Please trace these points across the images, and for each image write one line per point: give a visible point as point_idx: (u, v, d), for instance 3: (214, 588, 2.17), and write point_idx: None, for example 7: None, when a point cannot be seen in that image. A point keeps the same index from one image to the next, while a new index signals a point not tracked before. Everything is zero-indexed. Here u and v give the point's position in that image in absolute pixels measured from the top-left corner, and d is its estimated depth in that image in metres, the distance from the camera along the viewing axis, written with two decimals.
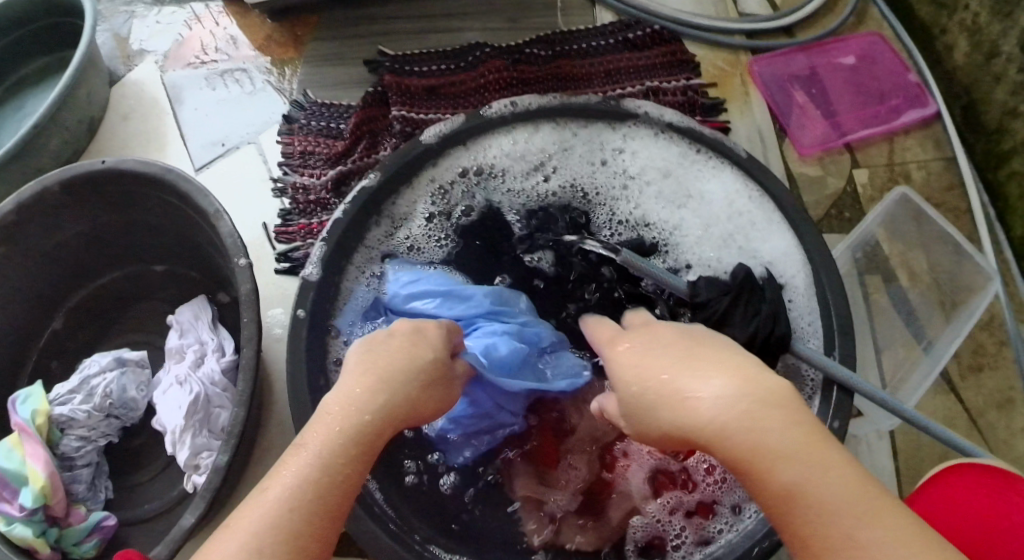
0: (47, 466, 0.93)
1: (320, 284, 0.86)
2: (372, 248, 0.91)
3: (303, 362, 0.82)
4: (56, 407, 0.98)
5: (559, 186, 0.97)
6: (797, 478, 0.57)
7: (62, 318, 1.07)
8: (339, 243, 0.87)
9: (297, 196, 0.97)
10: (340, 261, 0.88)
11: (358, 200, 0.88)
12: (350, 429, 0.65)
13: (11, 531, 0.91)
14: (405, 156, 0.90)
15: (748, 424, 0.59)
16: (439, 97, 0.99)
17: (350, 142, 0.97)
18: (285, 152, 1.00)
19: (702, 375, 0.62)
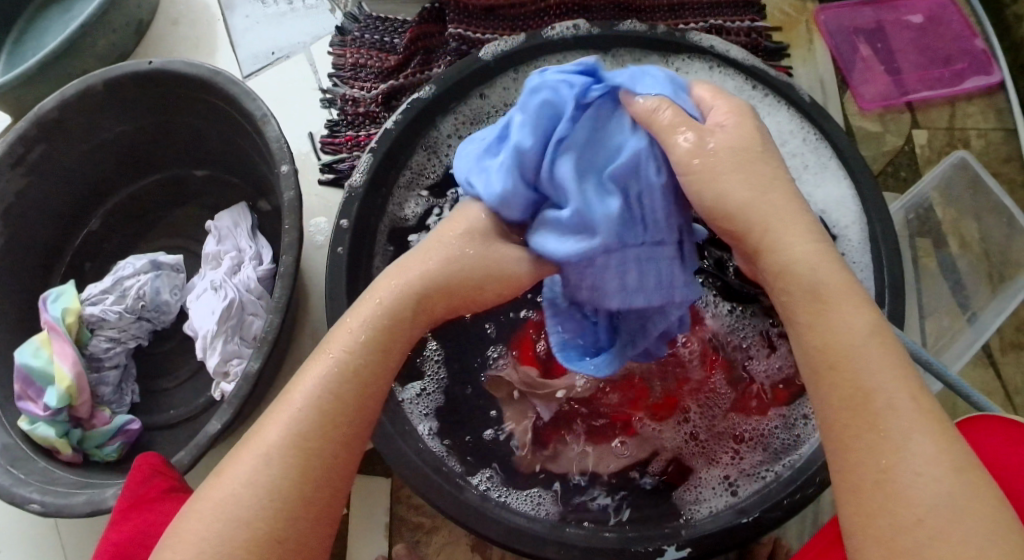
0: (74, 366, 0.94)
1: (364, 194, 0.82)
2: (412, 171, 0.87)
3: (344, 275, 0.79)
4: (87, 308, 0.97)
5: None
6: (864, 345, 0.56)
7: (99, 221, 1.07)
8: (387, 158, 0.84)
9: (346, 107, 0.98)
10: (387, 173, 0.84)
11: (411, 112, 0.84)
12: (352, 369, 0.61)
13: (36, 430, 0.93)
14: (460, 73, 0.86)
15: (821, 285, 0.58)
16: (498, 18, 0.98)
17: (403, 57, 0.99)
18: (336, 64, 1.02)
19: (774, 223, 0.61)
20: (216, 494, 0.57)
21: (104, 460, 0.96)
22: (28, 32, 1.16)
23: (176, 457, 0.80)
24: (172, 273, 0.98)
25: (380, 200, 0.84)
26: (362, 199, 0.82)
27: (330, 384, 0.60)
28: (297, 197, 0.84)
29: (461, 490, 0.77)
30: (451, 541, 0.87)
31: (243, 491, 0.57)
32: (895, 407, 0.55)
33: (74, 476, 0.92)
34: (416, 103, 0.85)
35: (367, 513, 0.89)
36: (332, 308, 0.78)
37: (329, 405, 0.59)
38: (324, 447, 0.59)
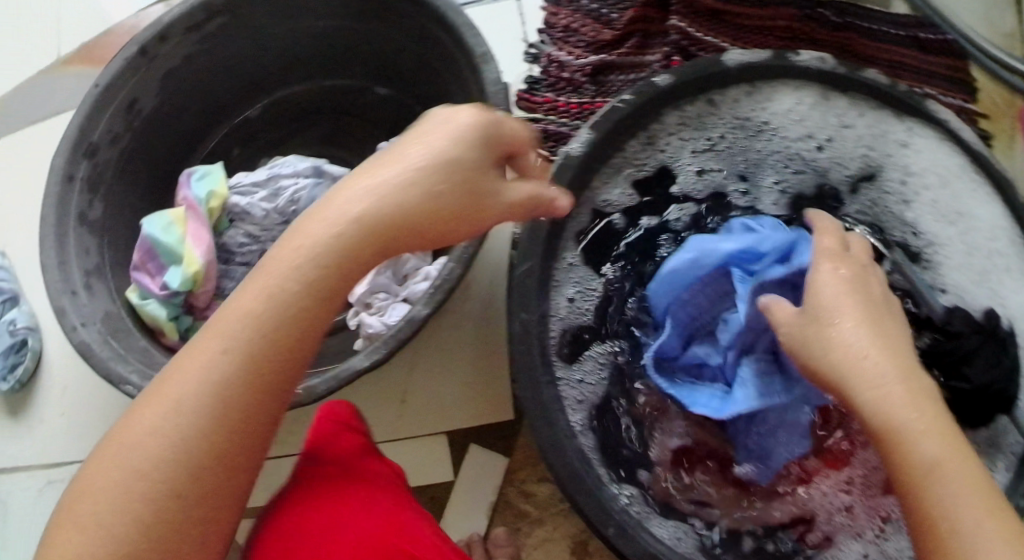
0: (207, 254, 0.89)
1: (578, 165, 0.79)
2: (627, 158, 0.83)
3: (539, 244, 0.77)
4: (233, 196, 0.91)
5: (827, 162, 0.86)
6: (944, 470, 0.55)
7: (259, 109, 1.04)
8: (605, 138, 0.80)
9: (550, 69, 0.97)
10: (605, 151, 0.81)
11: (643, 95, 0.81)
12: (235, 349, 0.55)
13: (146, 306, 0.88)
14: (696, 73, 0.82)
15: (897, 403, 0.58)
16: (723, 23, 0.99)
17: (620, 35, 0.98)
18: (548, 21, 0.99)
19: (870, 328, 0.62)
20: (102, 483, 0.53)
21: None
22: None
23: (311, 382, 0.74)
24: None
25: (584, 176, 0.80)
26: (573, 169, 0.79)
27: (218, 372, 0.54)
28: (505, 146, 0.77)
29: (603, 494, 0.73)
30: (552, 537, 0.84)
31: (136, 485, 0.53)
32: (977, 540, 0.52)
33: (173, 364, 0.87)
34: (644, 89, 0.81)
35: (474, 483, 0.86)
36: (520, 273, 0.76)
37: (218, 394, 0.54)
38: (228, 446, 0.55)
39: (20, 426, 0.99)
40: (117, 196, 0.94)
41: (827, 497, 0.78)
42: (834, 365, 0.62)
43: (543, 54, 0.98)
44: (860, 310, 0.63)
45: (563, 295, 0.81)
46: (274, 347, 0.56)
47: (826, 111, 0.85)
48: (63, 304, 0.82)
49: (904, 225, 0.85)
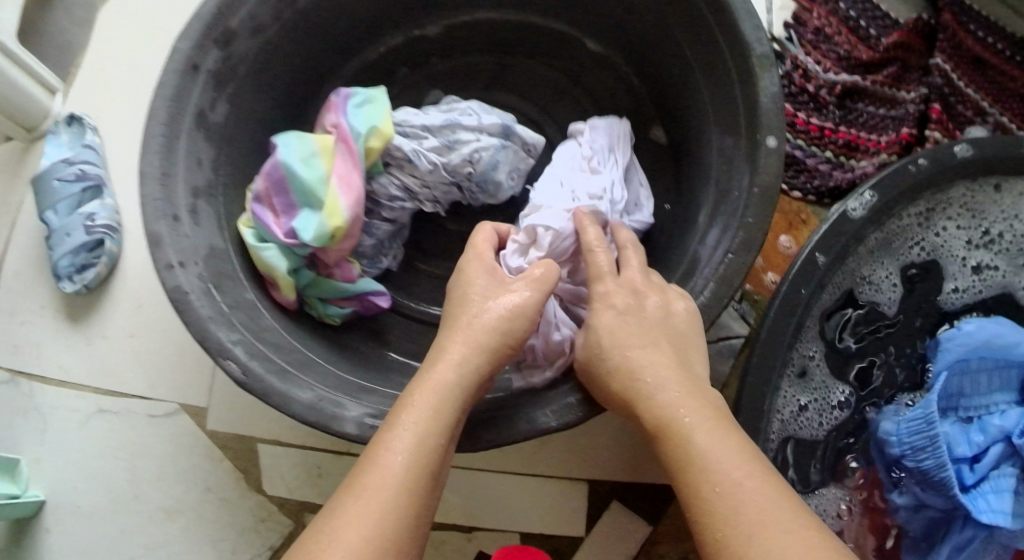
0: (354, 206, 0.73)
1: (856, 229, 0.64)
2: (898, 238, 0.69)
3: (794, 320, 0.63)
4: (398, 138, 0.75)
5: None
6: (749, 510, 0.47)
7: (437, 27, 0.85)
8: (889, 203, 0.64)
9: (794, 75, 0.83)
10: (888, 216, 0.65)
11: (940, 162, 0.64)
12: (380, 521, 0.50)
13: (263, 251, 0.73)
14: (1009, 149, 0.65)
15: (687, 443, 0.50)
16: (986, 78, 0.82)
17: (880, 59, 0.83)
18: (799, 16, 0.84)
19: (711, 408, 0.52)
20: None
21: (316, 317, 0.77)
22: None
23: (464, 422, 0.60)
24: (520, 153, 0.76)
25: (850, 249, 0.65)
26: (846, 236, 0.64)
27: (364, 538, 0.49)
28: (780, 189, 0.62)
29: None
30: None
31: None
32: None
33: (282, 328, 0.73)
34: (943, 154, 0.64)
35: (608, 548, 0.72)
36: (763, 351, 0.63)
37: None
38: None
39: (78, 339, 0.84)
40: (250, 102, 0.78)
41: None
42: (660, 429, 0.52)
43: (789, 55, 0.84)
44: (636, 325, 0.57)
45: (797, 407, 0.67)
46: (401, 517, 0.50)
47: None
48: (160, 231, 0.67)
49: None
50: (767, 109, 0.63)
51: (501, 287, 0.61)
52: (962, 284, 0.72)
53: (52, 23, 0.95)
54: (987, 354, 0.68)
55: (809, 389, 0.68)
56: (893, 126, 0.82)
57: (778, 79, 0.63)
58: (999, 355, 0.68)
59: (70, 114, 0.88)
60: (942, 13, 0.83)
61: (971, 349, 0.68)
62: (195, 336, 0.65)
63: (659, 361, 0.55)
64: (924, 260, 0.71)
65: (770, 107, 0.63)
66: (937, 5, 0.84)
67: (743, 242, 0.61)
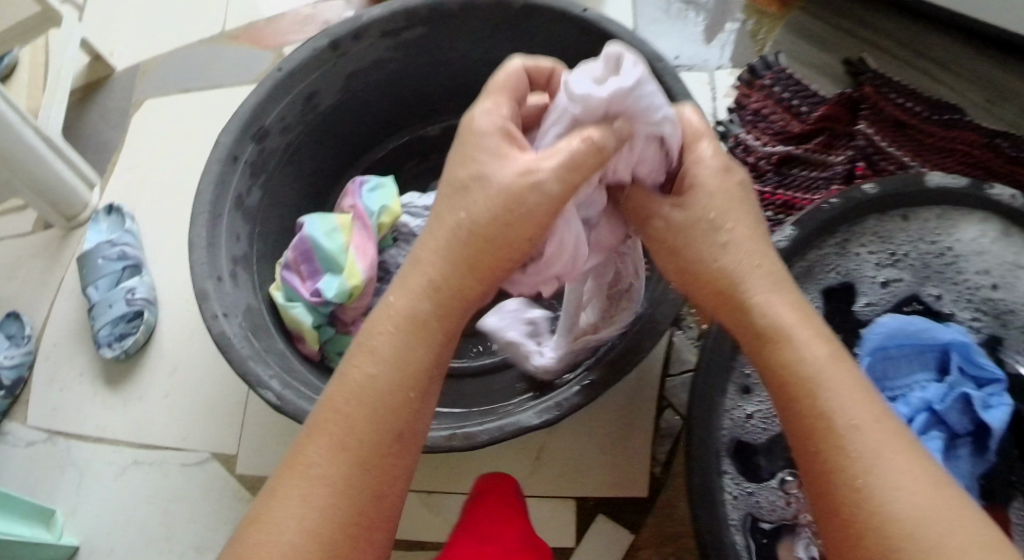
0: (369, 267, 0.88)
1: (779, 258, 0.80)
2: (819, 267, 0.84)
3: (728, 335, 0.75)
4: (404, 216, 0.91)
5: (998, 293, 0.85)
6: (863, 437, 0.50)
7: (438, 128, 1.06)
8: (806, 238, 0.81)
9: (737, 150, 0.99)
10: (807, 248, 0.81)
11: (847, 203, 0.81)
12: (376, 408, 0.53)
13: (293, 308, 0.88)
14: (899, 188, 0.82)
15: (799, 354, 0.53)
16: (906, 137, 0.99)
17: (809, 130, 0.99)
18: (740, 102, 1.02)
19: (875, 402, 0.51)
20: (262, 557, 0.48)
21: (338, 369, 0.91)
22: None
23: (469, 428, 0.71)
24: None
25: None
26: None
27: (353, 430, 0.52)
28: None
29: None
30: None
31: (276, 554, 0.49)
32: (905, 513, 0.47)
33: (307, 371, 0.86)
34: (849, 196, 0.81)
35: (597, 554, 0.84)
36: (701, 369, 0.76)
37: (355, 454, 0.52)
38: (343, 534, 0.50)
39: (116, 398, 0.94)
40: (277, 184, 0.94)
41: None
42: (771, 331, 0.54)
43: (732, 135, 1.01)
44: (728, 203, 0.58)
45: (738, 416, 0.78)
46: (396, 403, 0.53)
47: (1008, 249, 0.83)
48: (207, 288, 0.79)
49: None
50: None
51: (508, 158, 0.56)
52: (873, 298, 0.87)
53: (87, 127, 1.09)
54: (901, 346, 0.83)
55: (757, 399, 0.79)
56: (823, 185, 0.96)
57: None
58: (914, 342, 0.83)
59: (109, 205, 1.01)
60: (862, 89, 1.01)
61: (892, 341, 0.83)
62: (237, 373, 0.78)
63: (781, 294, 0.56)
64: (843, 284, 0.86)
65: None
66: (859, 82, 1.02)
67: None
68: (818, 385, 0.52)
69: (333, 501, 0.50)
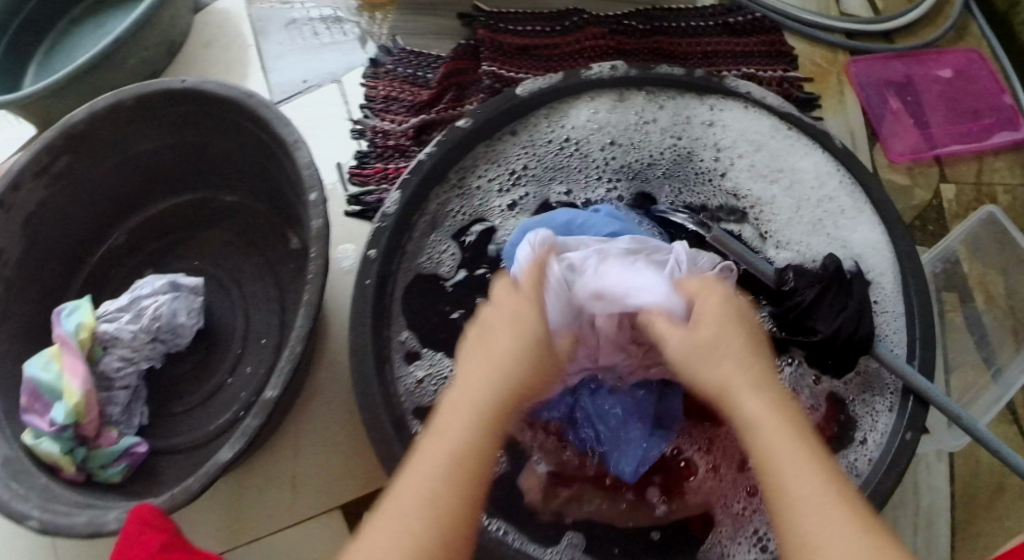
0: (85, 382, 0.90)
1: (394, 224, 0.83)
2: (442, 216, 0.87)
3: (368, 309, 0.79)
4: (102, 323, 0.94)
5: (631, 151, 0.92)
6: (755, 425, 0.58)
7: (122, 234, 1.05)
8: (415, 193, 0.84)
9: (376, 139, 1.03)
10: (421, 203, 0.85)
11: (446, 142, 0.86)
12: (484, 417, 0.59)
13: (39, 445, 0.89)
14: (500, 107, 0.88)
15: (708, 341, 0.62)
16: (531, 58, 1.06)
17: (437, 92, 1.04)
18: (368, 95, 1.06)
19: (766, 394, 0.59)
20: (396, 519, 0.55)
21: (107, 482, 0.93)
22: (55, 49, 1.19)
23: (185, 483, 0.79)
24: (190, 296, 0.96)
25: (398, 241, 0.83)
26: (390, 230, 0.82)
27: (457, 465, 0.57)
28: (327, 226, 0.80)
29: None
30: None
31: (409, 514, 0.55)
32: (750, 426, 0.58)
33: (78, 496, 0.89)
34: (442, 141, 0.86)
35: None
36: (357, 339, 0.78)
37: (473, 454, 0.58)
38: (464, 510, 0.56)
39: None
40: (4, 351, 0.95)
41: (711, 484, 0.85)
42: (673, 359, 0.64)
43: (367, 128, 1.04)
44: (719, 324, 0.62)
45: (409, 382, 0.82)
46: (489, 426, 0.59)
47: (626, 110, 0.92)
48: None
49: (726, 193, 0.91)
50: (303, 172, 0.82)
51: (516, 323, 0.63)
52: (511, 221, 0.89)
53: None
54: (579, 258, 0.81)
55: (423, 364, 0.82)
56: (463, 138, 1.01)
57: (304, 149, 0.83)
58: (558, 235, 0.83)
59: None
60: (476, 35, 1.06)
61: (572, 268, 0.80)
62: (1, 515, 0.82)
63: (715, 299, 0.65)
64: (473, 220, 0.88)
65: (304, 171, 0.82)
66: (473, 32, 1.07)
67: (318, 266, 0.79)
68: (710, 341, 0.62)
69: (430, 498, 0.56)
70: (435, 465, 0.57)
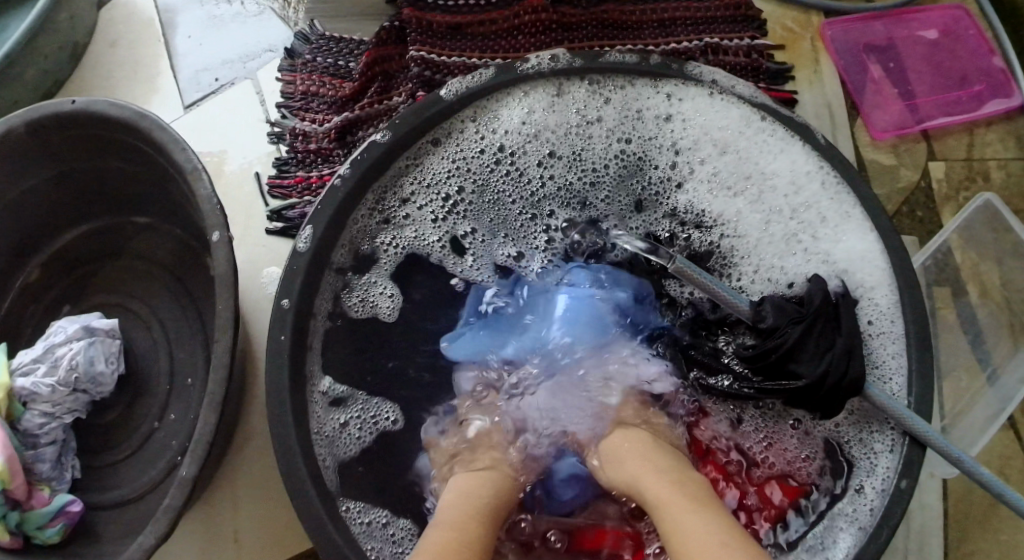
0: (7, 447, 0.81)
1: (310, 261, 0.74)
2: (370, 250, 0.80)
3: (286, 362, 0.70)
4: (17, 379, 0.86)
5: (575, 158, 0.83)
6: (664, 503, 0.60)
7: (31, 272, 0.96)
8: (331, 224, 0.75)
9: (296, 143, 0.92)
10: (338, 234, 0.76)
11: (361, 164, 0.76)
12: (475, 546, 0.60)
13: None
14: (419, 115, 0.78)
15: (636, 457, 0.67)
16: (464, 38, 0.92)
17: (360, 84, 0.92)
18: (286, 92, 0.95)
19: (663, 462, 0.65)
20: None
21: (44, 543, 0.86)
22: None
23: None
24: (106, 340, 0.88)
25: (317, 278, 0.74)
26: (303, 271, 0.73)
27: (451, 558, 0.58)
28: (233, 271, 0.71)
29: None
30: None
31: None
32: (673, 518, 0.58)
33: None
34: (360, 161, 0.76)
35: None
36: (275, 398, 0.69)
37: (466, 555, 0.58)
38: None
39: None
40: None
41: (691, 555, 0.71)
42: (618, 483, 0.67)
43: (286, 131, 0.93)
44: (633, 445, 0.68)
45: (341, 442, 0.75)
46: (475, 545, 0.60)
47: (567, 108, 0.82)
48: None
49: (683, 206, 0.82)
50: (209, 210, 0.73)
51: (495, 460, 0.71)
52: (448, 254, 0.82)
53: None
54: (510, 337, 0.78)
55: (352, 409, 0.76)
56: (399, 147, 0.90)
57: (208, 180, 0.74)
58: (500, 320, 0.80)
59: None
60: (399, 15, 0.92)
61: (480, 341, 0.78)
62: None
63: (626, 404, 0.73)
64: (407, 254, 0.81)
65: (210, 207, 0.73)
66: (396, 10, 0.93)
67: (230, 319, 0.70)
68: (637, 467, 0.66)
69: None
70: (438, 536, 0.59)
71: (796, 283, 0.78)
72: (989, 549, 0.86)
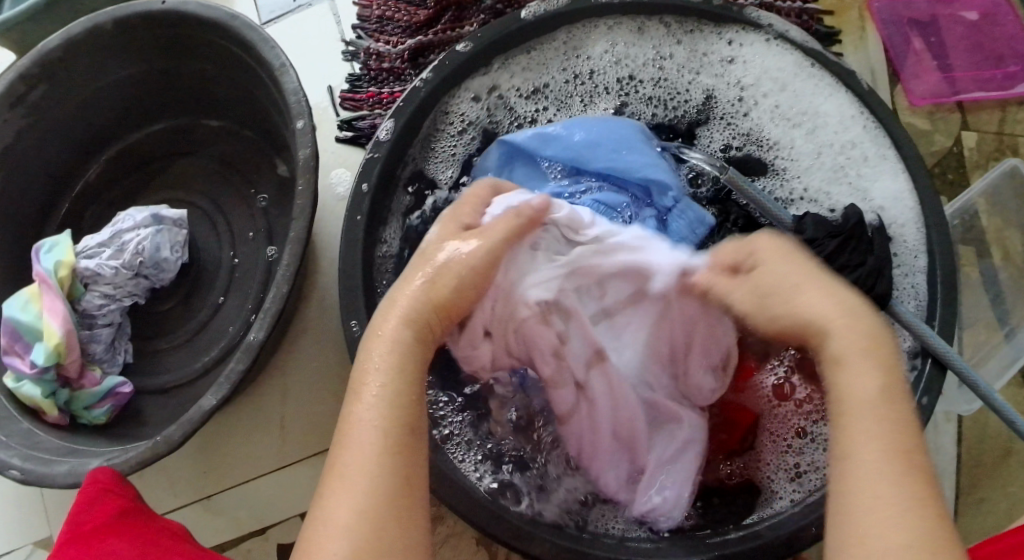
0: (64, 323, 0.87)
1: (386, 159, 0.80)
2: (455, 137, 0.87)
3: (359, 245, 0.77)
4: (82, 260, 0.90)
5: (658, 88, 0.91)
6: (858, 405, 0.57)
7: (100, 166, 1.01)
8: (410, 123, 0.81)
9: (369, 62, 0.97)
10: (413, 136, 0.82)
11: (442, 70, 0.82)
12: (389, 418, 0.60)
13: (20, 388, 0.85)
14: (496, 34, 0.83)
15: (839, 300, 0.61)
16: None
17: (434, 12, 0.97)
18: (361, 15, 0.99)
19: (873, 366, 0.58)
20: (338, 509, 0.57)
21: (93, 423, 0.90)
22: None
23: (166, 430, 0.75)
24: (173, 230, 0.92)
25: (389, 177, 0.80)
26: (378, 172, 0.79)
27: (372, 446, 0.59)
28: (313, 157, 0.76)
29: (470, 485, 0.75)
30: (455, 533, 0.84)
31: (353, 501, 0.57)
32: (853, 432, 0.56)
33: (60, 440, 0.85)
34: (440, 68, 0.82)
35: None
36: (350, 278, 0.76)
37: (388, 423, 0.60)
38: (395, 499, 0.58)
39: None
40: None
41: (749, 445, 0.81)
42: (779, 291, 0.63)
43: (361, 50, 0.98)
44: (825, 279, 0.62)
45: None
46: (394, 424, 0.60)
47: (645, 43, 0.89)
48: None
49: (741, 129, 0.89)
50: (292, 101, 0.77)
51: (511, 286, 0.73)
52: None
53: None
54: (583, 139, 0.82)
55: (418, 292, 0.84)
56: None
57: (293, 75, 0.78)
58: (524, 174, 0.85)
59: None
60: None
61: (549, 138, 0.83)
62: None
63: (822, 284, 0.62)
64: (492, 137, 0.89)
65: (293, 99, 0.77)
66: None
67: (303, 204, 0.75)
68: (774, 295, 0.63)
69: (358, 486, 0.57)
70: (370, 420, 0.60)
71: (836, 209, 0.86)
72: (998, 497, 0.90)
